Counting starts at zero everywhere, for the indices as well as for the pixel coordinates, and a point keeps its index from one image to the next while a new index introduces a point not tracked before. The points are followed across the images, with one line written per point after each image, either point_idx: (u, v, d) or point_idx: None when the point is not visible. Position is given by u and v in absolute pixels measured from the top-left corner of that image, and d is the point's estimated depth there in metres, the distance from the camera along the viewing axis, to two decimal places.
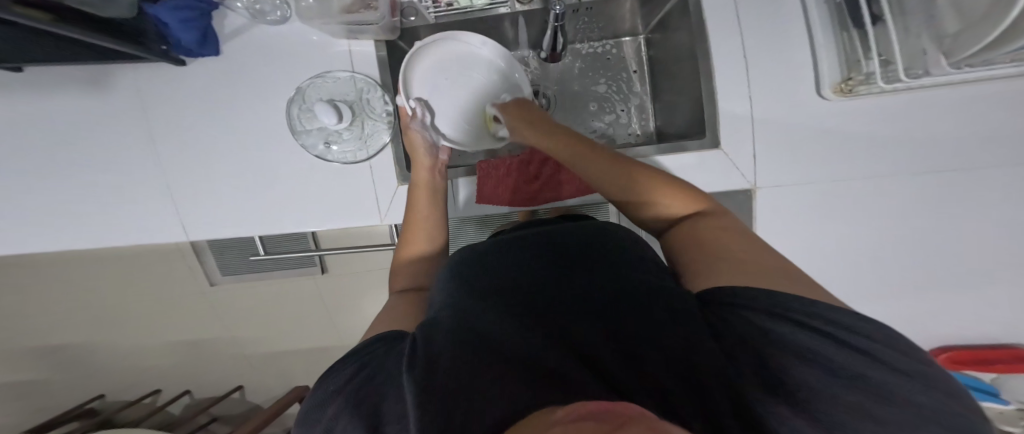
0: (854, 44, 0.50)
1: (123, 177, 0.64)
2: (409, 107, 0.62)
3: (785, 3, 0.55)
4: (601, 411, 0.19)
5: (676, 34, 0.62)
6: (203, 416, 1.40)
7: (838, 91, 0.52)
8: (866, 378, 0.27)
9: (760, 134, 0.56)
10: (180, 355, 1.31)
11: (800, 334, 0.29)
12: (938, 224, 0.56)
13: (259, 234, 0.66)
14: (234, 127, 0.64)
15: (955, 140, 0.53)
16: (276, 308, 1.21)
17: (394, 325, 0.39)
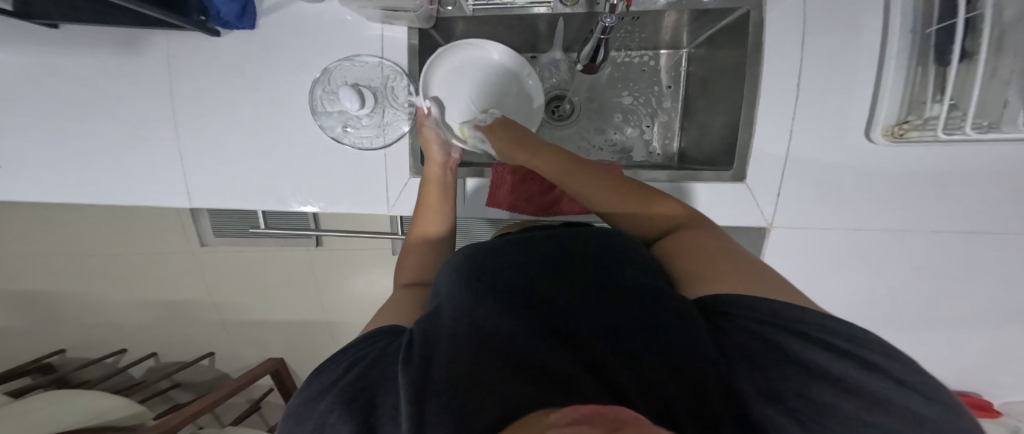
0: (925, 82, 0.45)
1: (141, 136, 0.65)
2: (424, 106, 0.61)
3: (865, 28, 0.49)
4: (592, 414, 0.18)
5: (724, 53, 0.58)
6: (165, 381, 1.43)
7: (890, 134, 0.48)
8: (863, 387, 0.26)
9: (791, 172, 0.53)
10: (159, 317, 1.33)
11: (802, 345, 0.28)
12: (943, 282, 0.56)
13: (264, 209, 0.66)
14: (255, 100, 0.63)
15: (996, 205, 0.51)
16: (277, 282, 1.22)
17: (390, 321, 0.38)
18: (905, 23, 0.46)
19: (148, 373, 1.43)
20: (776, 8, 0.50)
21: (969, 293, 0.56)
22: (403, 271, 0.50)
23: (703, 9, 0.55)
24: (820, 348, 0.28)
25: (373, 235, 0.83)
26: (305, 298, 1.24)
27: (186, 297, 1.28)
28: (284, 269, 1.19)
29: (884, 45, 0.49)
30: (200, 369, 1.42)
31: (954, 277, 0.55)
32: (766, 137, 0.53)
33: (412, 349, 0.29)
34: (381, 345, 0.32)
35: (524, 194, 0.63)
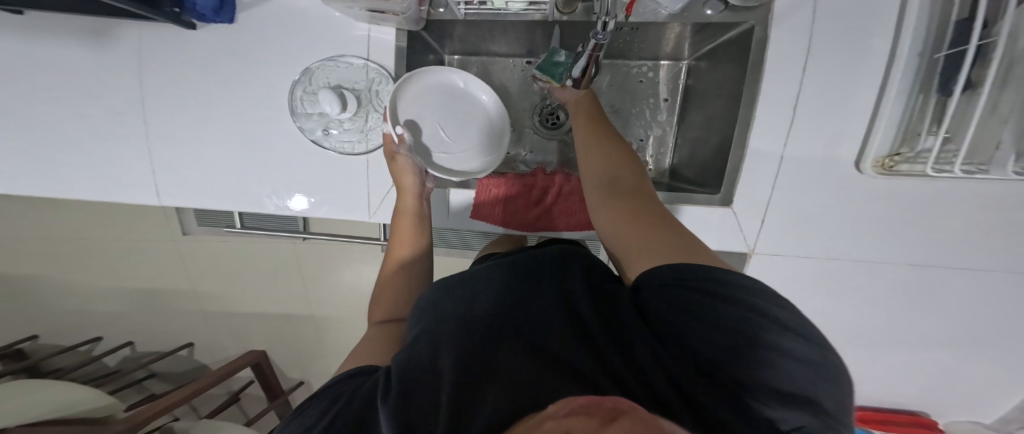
0: (923, 115, 0.46)
1: (106, 132, 0.60)
2: (394, 132, 0.56)
3: (867, 54, 0.49)
4: (589, 405, 0.17)
5: (723, 66, 0.58)
6: (142, 371, 1.36)
7: (879, 166, 0.50)
8: (796, 354, 0.25)
9: (780, 194, 0.53)
10: (132, 310, 1.27)
11: (744, 316, 0.27)
12: (913, 305, 0.58)
13: (239, 211, 0.63)
14: (233, 99, 0.60)
15: (974, 234, 0.52)
16: (257, 282, 1.18)
17: (367, 359, 0.37)
18: (912, 47, 0.47)
19: (123, 363, 1.37)
20: (781, 26, 0.50)
21: (939, 315, 0.59)
22: (377, 308, 0.48)
23: (706, 22, 0.54)
24: (740, 307, 0.28)
25: (356, 239, 0.81)
26: (290, 295, 1.21)
27: (164, 285, 1.22)
28: (265, 269, 1.16)
29: (890, 66, 0.48)
30: (178, 360, 1.36)
31: (929, 300, 0.58)
32: (760, 157, 0.53)
33: (389, 383, 0.28)
34: (358, 383, 0.31)
35: (508, 209, 0.62)
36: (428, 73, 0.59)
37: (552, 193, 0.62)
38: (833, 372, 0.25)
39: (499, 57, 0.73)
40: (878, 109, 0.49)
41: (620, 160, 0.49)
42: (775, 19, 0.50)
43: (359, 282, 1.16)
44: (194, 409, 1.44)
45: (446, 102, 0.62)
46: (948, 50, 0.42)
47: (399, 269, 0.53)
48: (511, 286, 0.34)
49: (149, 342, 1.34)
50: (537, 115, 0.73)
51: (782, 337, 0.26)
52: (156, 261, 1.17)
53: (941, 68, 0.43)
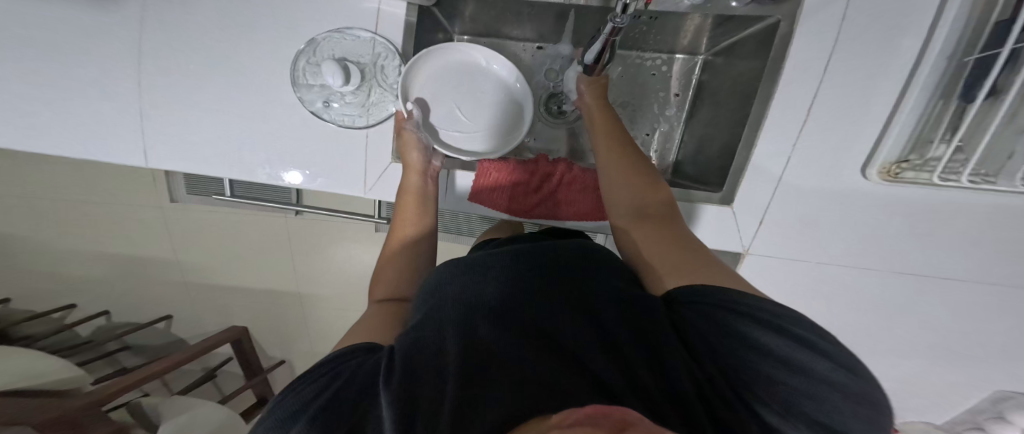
0: (940, 121, 0.46)
1: (97, 90, 0.58)
2: (405, 109, 0.58)
3: (891, 59, 0.48)
4: (596, 414, 0.18)
5: (741, 63, 0.58)
6: (115, 343, 1.36)
7: (885, 173, 0.50)
8: (811, 369, 0.27)
9: (780, 198, 0.54)
10: (117, 276, 1.25)
11: (761, 330, 0.30)
12: (895, 312, 0.60)
13: (230, 178, 0.61)
14: (233, 64, 0.58)
15: (964, 246, 0.54)
16: (248, 254, 1.17)
17: (366, 338, 0.37)
18: (943, 48, 0.45)
19: (96, 332, 1.35)
20: (808, 23, 0.49)
21: (920, 323, 0.61)
22: (378, 285, 0.49)
23: (731, 14, 0.53)
24: (778, 334, 0.29)
25: (351, 215, 0.80)
26: (276, 271, 1.20)
27: (146, 252, 1.20)
28: (257, 240, 1.14)
29: (915, 69, 0.47)
30: (155, 332, 1.35)
31: (911, 308, 0.59)
32: (766, 160, 0.53)
33: (395, 366, 0.28)
34: (355, 363, 0.32)
35: (509, 194, 0.61)
36: (440, 50, 0.60)
37: (554, 180, 0.62)
38: (866, 397, 0.26)
39: (511, 40, 0.71)
40: (891, 117, 0.49)
41: (646, 174, 0.51)
42: (804, 14, 0.49)
43: (350, 259, 1.16)
44: (164, 385, 1.43)
45: (459, 80, 0.63)
46: (980, 53, 0.42)
47: (401, 247, 0.53)
48: (529, 281, 0.35)
49: (124, 313, 1.32)
50: (545, 103, 0.72)
51: (823, 366, 0.27)
52: (144, 225, 1.14)
53: (970, 72, 0.42)
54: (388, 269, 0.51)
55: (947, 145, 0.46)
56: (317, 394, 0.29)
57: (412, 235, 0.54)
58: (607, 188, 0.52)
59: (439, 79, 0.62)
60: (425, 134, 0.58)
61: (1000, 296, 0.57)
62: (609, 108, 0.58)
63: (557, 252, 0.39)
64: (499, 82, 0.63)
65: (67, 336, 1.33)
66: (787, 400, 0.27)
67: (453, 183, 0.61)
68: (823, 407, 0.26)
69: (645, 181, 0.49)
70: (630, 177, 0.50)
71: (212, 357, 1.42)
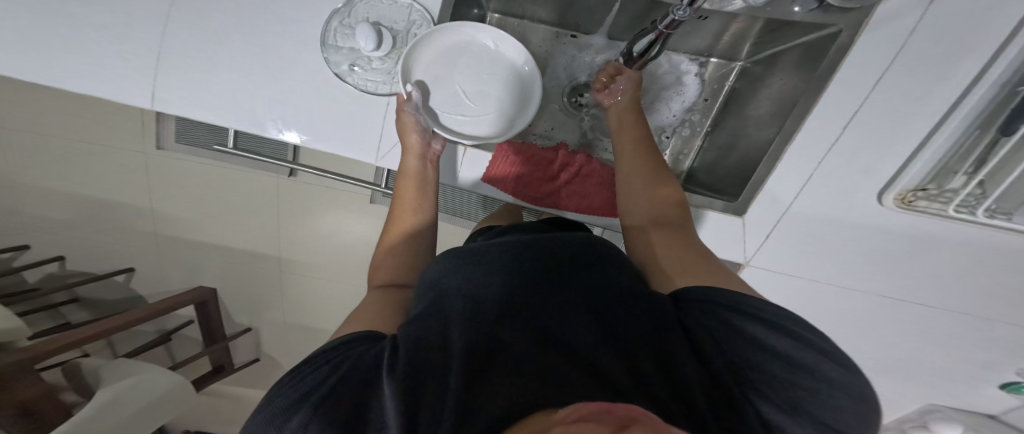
0: (970, 154, 0.48)
1: (106, 28, 0.57)
2: (404, 90, 0.56)
3: (936, 86, 0.48)
4: (598, 412, 0.18)
5: (779, 75, 0.59)
6: (62, 295, 1.34)
7: (900, 200, 0.51)
8: (807, 367, 0.29)
9: (788, 217, 0.55)
10: (90, 220, 1.22)
11: (761, 331, 0.31)
12: (865, 329, 0.64)
13: (237, 129, 0.59)
14: (252, 16, 0.57)
15: (954, 277, 0.55)
16: (236, 211, 1.15)
17: (364, 325, 0.38)
18: (1001, 76, 0.45)
19: (44, 280, 1.32)
20: (869, 38, 0.48)
21: (878, 339, 0.65)
22: (379, 272, 0.50)
23: (788, 20, 0.52)
24: (782, 335, 0.30)
25: (353, 180, 0.78)
26: (261, 231, 1.18)
27: (119, 200, 1.17)
28: (249, 197, 1.12)
29: (963, 96, 0.48)
30: (109, 286, 1.33)
31: (876, 326, 0.63)
32: (784, 176, 0.54)
33: (399, 357, 0.28)
34: (358, 351, 0.32)
35: (525, 180, 0.61)
36: (444, 32, 0.59)
37: (571, 171, 0.62)
38: (859, 398, 0.28)
39: (543, 26, 0.71)
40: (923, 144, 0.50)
41: (662, 181, 0.51)
42: (870, 25, 0.48)
43: (342, 226, 1.15)
44: (110, 346, 1.43)
45: (464, 62, 0.62)
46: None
47: (400, 236, 0.54)
48: (536, 274, 0.35)
49: (89, 261, 1.29)
50: (569, 94, 0.72)
51: (822, 367, 0.29)
52: (123, 172, 1.12)
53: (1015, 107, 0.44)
54: (384, 255, 0.52)
55: (969, 178, 0.48)
56: (317, 385, 0.29)
57: (411, 222, 0.55)
58: (622, 193, 0.53)
59: (445, 63, 0.61)
60: (423, 118, 0.56)
61: (968, 325, 0.59)
62: (632, 112, 0.58)
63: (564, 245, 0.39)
64: (510, 67, 0.63)
65: (13, 280, 1.30)
66: (790, 398, 0.28)
67: (456, 173, 0.61)
68: (819, 411, 0.28)
69: (656, 185, 0.51)
70: (647, 182, 0.51)
71: (170, 319, 1.40)
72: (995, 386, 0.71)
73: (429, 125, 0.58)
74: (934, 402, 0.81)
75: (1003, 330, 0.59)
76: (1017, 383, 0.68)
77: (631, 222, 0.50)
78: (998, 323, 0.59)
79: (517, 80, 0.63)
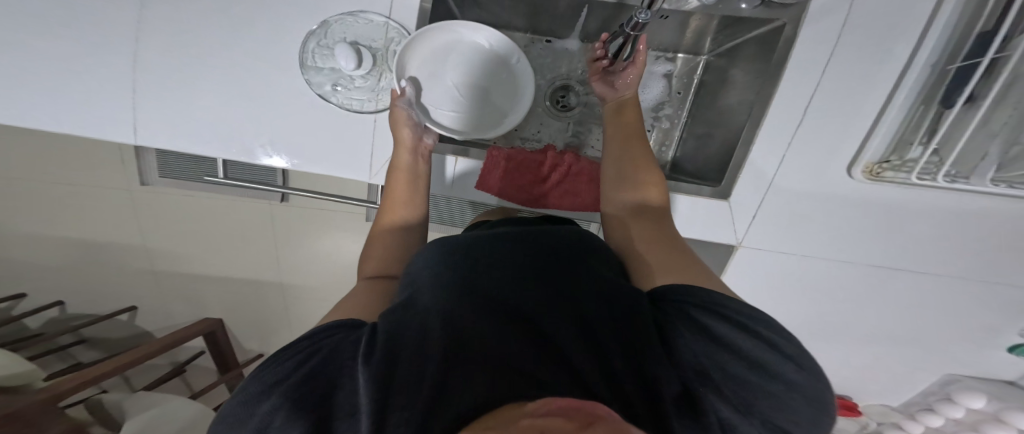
0: (924, 124, 0.49)
1: (82, 68, 0.56)
2: (398, 85, 0.57)
3: (885, 62, 0.50)
4: (566, 407, 0.19)
5: (740, 65, 0.60)
6: (69, 337, 1.34)
7: (868, 172, 0.53)
8: (771, 369, 0.30)
9: (771, 197, 0.57)
10: (84, 262, 1.20)
11: (732, 331, 0.32)
12: (860, 302, 0.64)
13: (221, 158, 0.60)
14: (230, 47, 0.58)
15: (936, 242, 0.57)
16: (231, 240, 1.15)
17: (351, 315, 0.37)
18: (931, 55, 0.48)
19: (47, 325, 1.32)
20: (813, 27, 0.51)
21: (880, 310, 0.65)
22: (368, 262, 0.47)
23: (738, 16, 0.55)
24: (753, 339, 0.31)
25: (346, 200, 0.79)
26: (259, 259, 1.18)
27: (112, 240, 1.16)
28: (242, 226, 1.11)
29: (902, 76, 0.50)
30: (116, 325, 1.34)
31: (872, 298, 0.64)
32: (761, 160, 0.55)
33: (374, 344, 0.29)
34: (338, 338, 0.32)
35: (517, 184, 0.62)
36: (440, 30, 0.59)
37: (561, 171, 0.63)
38: (817, 401, 0.30)
39: (517, 33, 0.72)
40: (880, 118, 0.52)
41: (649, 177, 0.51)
42: (808, 18, 0.51)
43: (340, 247, 1.15)
44: (127, 381, 1.42)
45: (456, 61, 0.63)
46: (963, 60, 0.44)
47: (392, 229, 0.50)
48: (516, 269, 0.35)
49: (90, 302, 1.29)
50: (549, 98, 0.73)
51: (785, 369, 0.30)
52: (109, 212, 1.09)
53: (951, 79, 0.46)
54: (377, 248, 0.48)
55: (925, 147, 0.50)
56: (291, 369, 0.29)
57: (403, 215, 0.52)
58: (608, 183, 0.54)
59: (437, 60, 0.62)
60: (416, 112, 0.57)
61: (959, 288, 0.60)
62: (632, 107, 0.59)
63: (550, 239, 0.40)
64: (501, 65, 0.64)
65: (14, 328, 1.30)
66: (746, 400, 0.29)
67: (446, 172, 0.63)
68: (774, 413, 0.29)
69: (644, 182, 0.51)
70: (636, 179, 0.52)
71: (182, 351, 1.41)
72: (1005, 351, 0.68)
73: (422, 121, 0.59)
74: (951, 371, 0.74)
75: (996, 291, 0.60)
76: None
77: (612, 211, 0.51)
78: (988, 283, 0.59)
79: (507, 78, 0.65)
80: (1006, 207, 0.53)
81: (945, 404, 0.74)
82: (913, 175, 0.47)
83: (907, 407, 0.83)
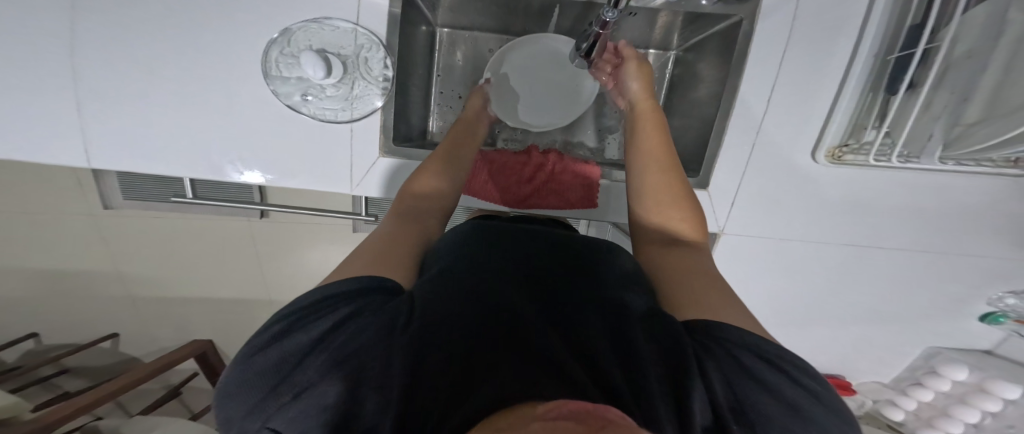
0: (874, 108, 0.51)
1: (44, 89, 0.54)
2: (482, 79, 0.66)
3: (835, 51, 0.53)
4: (579, 411, 0.19)
5: (707, 59, 0.62)
6: (50, 368, 1.28)
7: (831, 156, 0.55)
8: (812, 418, 0.25)
9: (747, 184, 0.59)
10: (57, 292, 1.15)
11: (771, 371, 0.27)
12: (840, 280, 0.67)
13: (190, 177, 0.60)
14: (196, 61, 0.55)
15: (901, 218, 0.60)
16: (214, 258, 1.11)
17: (388, 257, 0.37)
18: (871, 48, 0.51)
19: (24, 357, 1.25)
20: (767, 22, 0.53)
21: (860, 288, 0.67)
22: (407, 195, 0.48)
23: (699, 11, 0.57)
24: (791, 380, 0.26)
25: (330, 213, 0.77)
26: (245, 276, 1.15)
27: (87, 267, 1.10)
28: (225, 244, 1.08)
29: (851, 64, 0.53)
30: (98, 352, 1.28)
31: (850, 275, 0.66)
32: (732, 149, 0.58)
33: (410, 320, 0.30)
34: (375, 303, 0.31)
35: (503, 187, 0.63)
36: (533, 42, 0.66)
37: (545, 171, 0.64)
38: None
39: (492, 35, 0.73)
40: (835, 103, 0.54)
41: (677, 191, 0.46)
42: (763, 12, 0.53)
43: (327, 260, 1.12)
44: (121, 407, 1.37)
45: (540, 71, 0.69)
46: (900, 51, 0.47)
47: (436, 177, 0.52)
48: (540, 277, 0.39)
49: (67, 332, 1.23)
50: None
51: (820, 416, 0.25)
52: (80, 238, 1.04)
53: (893, 67, 0.48)
54: (422, 185, 0.50)
55: (878, 130, 0.52)
56: (325, 332, 0.29)
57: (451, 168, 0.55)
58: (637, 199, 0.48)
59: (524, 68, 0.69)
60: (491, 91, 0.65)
61: (926, 262, 0.63)
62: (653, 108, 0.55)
63: (589, 252, 0.42)
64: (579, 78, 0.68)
65: None
66: None
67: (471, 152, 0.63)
68: None
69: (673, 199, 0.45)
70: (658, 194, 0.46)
71: (174, 374, 1.36)
72: (976, 320, 0.70)
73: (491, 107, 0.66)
74: (932, 344, 0.75)
75: (962, 261, 0.63)
76: (998, 314, 0.66)
77: (646, 240, 0.45)
78: (953, 255, 0.62)
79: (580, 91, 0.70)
80: (960, 182, 0.56)
81: (932, 378, 0.75)
82: (870, 158, 0.49)
83: (899, 383, 0.82)
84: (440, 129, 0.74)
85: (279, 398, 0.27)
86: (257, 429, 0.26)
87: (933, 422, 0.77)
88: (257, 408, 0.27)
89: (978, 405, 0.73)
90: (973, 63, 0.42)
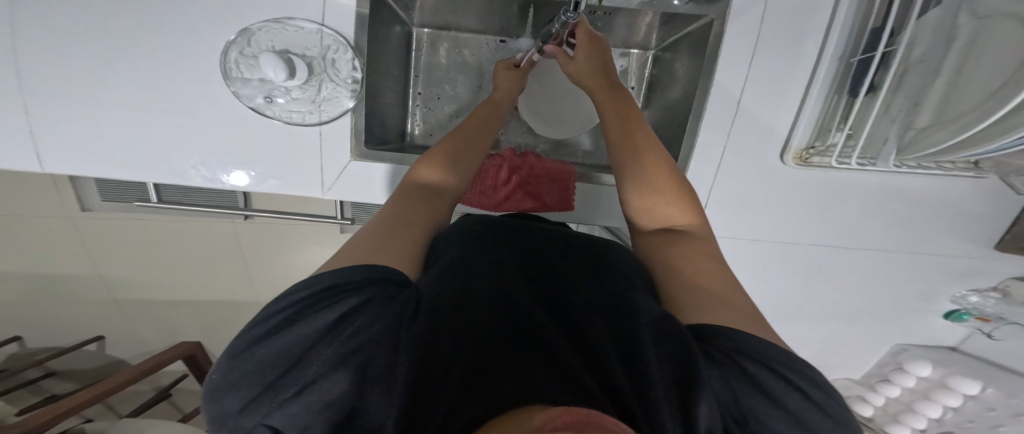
0: (839, 110, 0.52)
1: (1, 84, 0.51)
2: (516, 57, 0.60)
3: (803, 54, 0.53)
4: (579, 422, 0.17)
5: (684, 57, 0.62)
6: (36, 370, 1.21)
7: (798, 158, 0.56)
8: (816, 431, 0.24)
9: (720, 183, 0.60)
10: (31, 297, 1.09)
11: (777, 381, 0.25)
12: (820, 275, 0.68)
13: (155, 181, 0.58)
14: (160, 57, 0.52)
15: (875, 217, 0.61)
16: (193, 262, 1.07)
17: (398, 247, 0.34)
18: (835, 50, 0.52)
19: (8, 361, 1.18)
20: (736, 23, 0.53)
21: (836, 285, 0.69)
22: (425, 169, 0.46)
23: (673, 11, 0.57)
24: (797, 393, 0.25)
25: (309, 217, 0.75)
26: (228, 279, 1.12)
27: (61, 271, 1.05)
28: (205, 247, 1.04)
29: (815, 68, 0.53)
30: (84, 355, 1.22)
31: (829, 270, 0.67)
32: (708, 148, 0.58)
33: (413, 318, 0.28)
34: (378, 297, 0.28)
35: (479, 189, 0.62)
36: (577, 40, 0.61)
37: (522, 173, 0.63)
38: None
39: (471, 34, 0.71)
40: (803, 105, 0.55)
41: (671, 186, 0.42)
42: (734, 13, 0.52)
43: (311, 263, 1.09)
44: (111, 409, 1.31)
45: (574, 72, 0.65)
46: (862, 54, 0.48)
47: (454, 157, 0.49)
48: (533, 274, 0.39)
49: (42, 338, 1.17)
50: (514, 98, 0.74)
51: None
52: (53, 240, 0.99)
53: (855, 69, 0.49)
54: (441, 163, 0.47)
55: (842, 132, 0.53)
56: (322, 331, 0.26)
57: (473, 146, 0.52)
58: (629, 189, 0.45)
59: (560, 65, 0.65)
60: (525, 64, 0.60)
61: (895, 260, 0.65)
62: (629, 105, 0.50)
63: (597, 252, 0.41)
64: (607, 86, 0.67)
65: None
66: None
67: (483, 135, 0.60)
68: None
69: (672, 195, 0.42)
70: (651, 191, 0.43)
71: (163, 375, 1.31)
72: (940, 317, 0.72)
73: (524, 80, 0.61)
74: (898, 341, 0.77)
75: (929, 261, 0.64)
76: (958, 311, 0.69)
77: (642, 225, 0.43)
78: (920, 255, 0.64)
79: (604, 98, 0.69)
80: (925, 184, 0.58)
81: (899, 374, 0.78)
82: (833, 160, 0.50)
83: (867, 378, 0.85)
84: (421, 130, 0.73)
85: (278, 394, 0.24)
86: (252, 426, 0.24)
87: (899, 417, 0.80)
88: (253, 403, 0.24)
89: (939, 400, 0.76)
90: (927, 67, 0.43)
